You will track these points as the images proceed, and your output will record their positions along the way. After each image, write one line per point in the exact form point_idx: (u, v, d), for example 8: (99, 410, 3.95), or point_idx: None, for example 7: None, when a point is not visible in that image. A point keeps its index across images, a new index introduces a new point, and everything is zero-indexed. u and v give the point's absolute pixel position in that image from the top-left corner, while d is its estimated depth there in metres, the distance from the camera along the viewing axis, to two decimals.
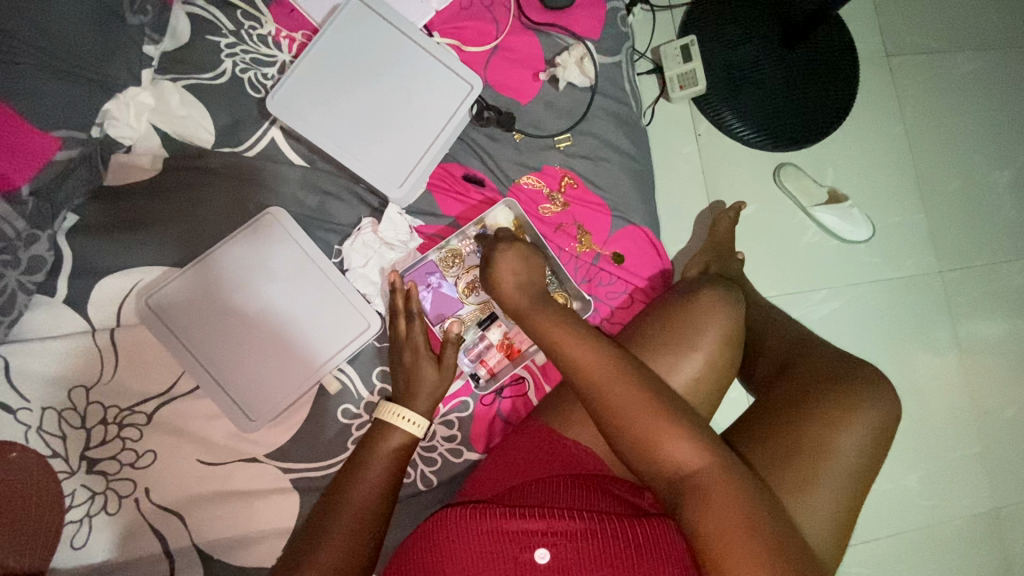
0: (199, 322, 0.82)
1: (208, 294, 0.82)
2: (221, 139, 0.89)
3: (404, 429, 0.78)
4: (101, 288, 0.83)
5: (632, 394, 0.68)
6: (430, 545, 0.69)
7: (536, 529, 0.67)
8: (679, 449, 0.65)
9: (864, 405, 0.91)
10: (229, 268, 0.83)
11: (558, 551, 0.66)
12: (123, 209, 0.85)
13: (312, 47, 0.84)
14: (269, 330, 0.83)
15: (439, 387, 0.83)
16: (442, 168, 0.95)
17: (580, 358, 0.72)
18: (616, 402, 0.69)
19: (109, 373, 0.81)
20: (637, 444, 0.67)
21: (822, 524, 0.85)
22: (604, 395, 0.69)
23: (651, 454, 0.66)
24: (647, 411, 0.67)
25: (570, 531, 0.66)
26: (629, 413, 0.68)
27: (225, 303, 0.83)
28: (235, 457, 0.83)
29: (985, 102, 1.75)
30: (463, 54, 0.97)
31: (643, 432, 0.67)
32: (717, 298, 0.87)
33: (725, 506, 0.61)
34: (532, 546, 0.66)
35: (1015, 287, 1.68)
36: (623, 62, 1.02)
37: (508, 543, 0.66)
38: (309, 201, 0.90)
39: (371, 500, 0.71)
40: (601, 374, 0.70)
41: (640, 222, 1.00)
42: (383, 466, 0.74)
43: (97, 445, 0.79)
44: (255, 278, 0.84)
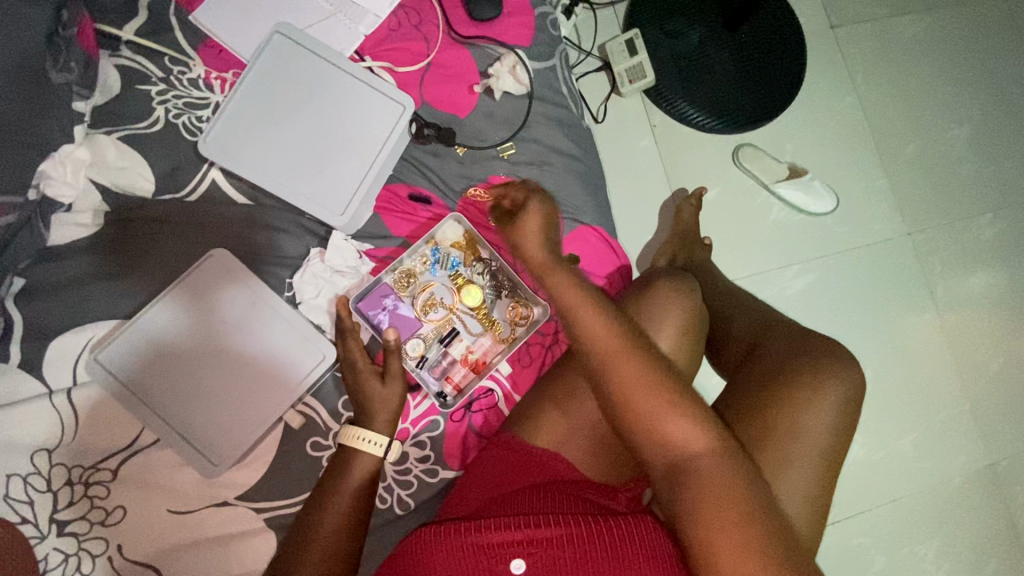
0: (167, 360, 0.82)
1: (160, 344, 0.82)
2: (162, 186, 0.89)
3: (367, 451, 0.76)
4: (54, 349, 0.82)
5: (643, 371, 0.65)
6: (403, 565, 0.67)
7: (513, 539, 0.65)
8: (681, 429, 0.64)
9: (832, 382, 0.91)
10: (198, 301, 0.84)
11: (533, 560, 0.64)
12: (68, 268, 0.84)
13: (240, 86, 0.84)
14: (232, 366, 0.83)
15: (398, 401, 0.81)
16: (387, 190, 0.95)
17: (587, 328, 0.68)
18: (621, 377, 0.66)
19: (70, 433, 0.80)
20: (641, 422, 0.65)
21: (798, 505, 0.85)
22: (615, 368, 0.66)
23: (649, 431, 0.64)
24: (655, 391, 0.65)
25: (545, 538, 0.65)
26: (637, 390, 0.65)
27: (183, 351, 0.82)
28: (206, 502, 0.82)
29: (934, 62, 1.76)
30: (396, 75, 0.96)
31: (647, 410, 0.64)
32: (671, 289, 0.88)
33: (720, 487, 0.61)
34: (508, 557, 0.64)
35: (985, 240, 1.69)
36: (557, 66, 1.03)
37: (482, 556, 0.64)
38: (256, 238, 0.89)
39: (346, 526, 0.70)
40: (614, 345, 0.67)
41: (593, 222, 1.01)
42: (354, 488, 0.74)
43: (65, 507, 0.78)
44: (221, 319, 0.84)
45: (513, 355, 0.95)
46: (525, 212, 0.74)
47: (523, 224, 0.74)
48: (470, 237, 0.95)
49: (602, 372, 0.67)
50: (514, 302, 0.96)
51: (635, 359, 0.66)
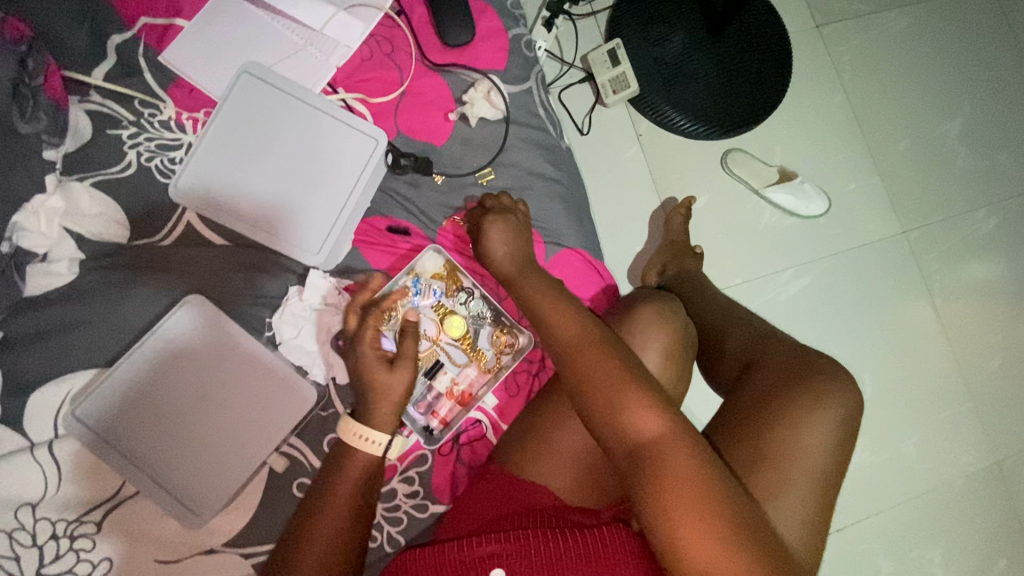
0: (184, 385, 0.83)
1: (134, 390, 0.81)
2: (138, 231, 0.88)
3: (365, 450, 0.73)
4: (34, 402, 0.81)
5: (603, 360, 0.68)
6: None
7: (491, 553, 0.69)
8: (640, 413, 0.63)
9: (829, 402, 0.89)
10: (215, 322, 0.85)
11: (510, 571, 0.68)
12: (43, 318, 0.83)
13: (210, 127, 0.84)
14: (244, 390, 0.85)
15: (402, 392, 0.76)
16: (365, 223, 0.94)
17: (554, 329, 0.73)
18: (582, 370, 0.68)
19: (54, 486, 0.79)
20: (601, 409, 0.65)
21: (798, 530, 0.83)
22: (578, 357, 0.69)
23: (607, 419, 0.64)
24: (614, 377, 0.66)
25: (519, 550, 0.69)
26: (597, 376, 0.66)
27: (157, 396, 0.82)
28: (193, 550, 0.81)
29: (922, 57, 1.74)
30: (370, 106, 0.95)
31: (606, 397, 0.65)
32: (656, 311, 0.87)
33: (679, 470, 0.59)
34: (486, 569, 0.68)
35: (981, 235, 1.67)
36: (533, 88, 1.02)
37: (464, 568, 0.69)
38: (234, 278, 0.88)
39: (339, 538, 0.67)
40: (579, 338, 0.71)
41: (575, 245, 1.00)
42: (347, 497, 0.70)
43: (51, 561, 0.78)
44: (195, 363, 0.84)
45: (500, 384, 0.94)
46: (486, 232, 0.86)
47: (489, 238, 0.85)
48: (449, 266, 0.94)
49: (566, 368, 0.70)
50: (498, 329, 0.96)
51: (601, 353, 0.68)
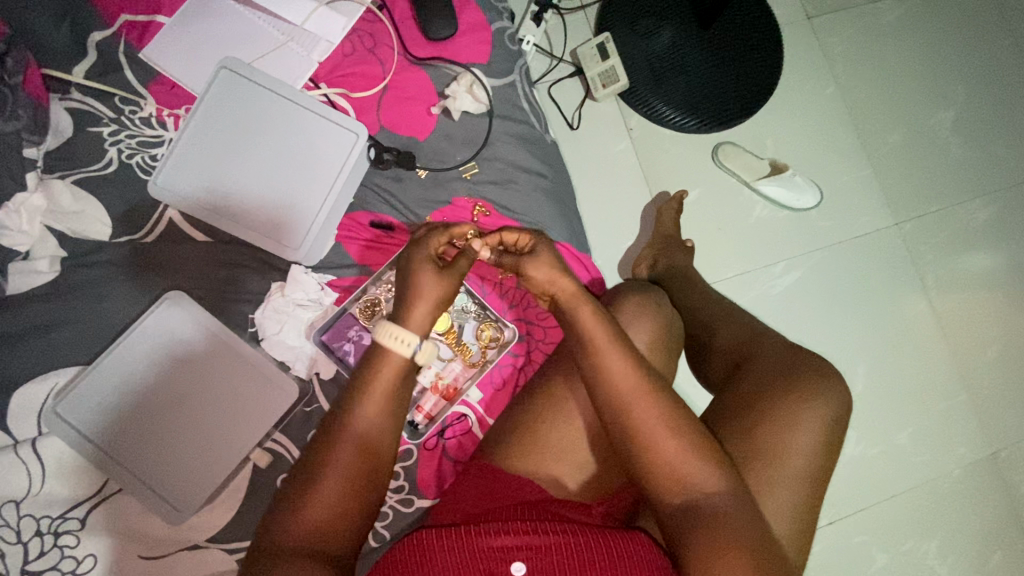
0: (171, 378, 0.84)
1: (117, 387, 0.82)
2: (119, 228, 0.88)
3: (396, 351, 0.64)
4: (16, 400, 0.81)
5: (660, 412, 0.66)
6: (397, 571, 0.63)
7: (513, 543, 0.65)
8: (698, 471, 0.65)
9: (818, 403, 0.89)
10: (200, 313, 0.85)
11: (533, 563, 0.64)
12: (24, 317, 0.83)
13: (189, 124, 0.85)
14: (227, 380, 0.85)
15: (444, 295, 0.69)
16: (348, 219, 0.93)
17: (611, 370, 0.68)
18: (647, 422, 0.66)
19: (38, 483, 0.79)
20: (654, 462, 0.66)
21: (785, 531, 0.83)
22: (633, 404, 0.67)
23: (669, 477, 0.65)
24: (672, 433, 0.66)
25: (543, 544, 0.65)
26: (653, 428, 0.66)
27: (139, 393, 0.82)
28: (178, 546, 0.81)
29: (914, 48, 1.73)
30: (351, 101, 0.95)
31: (675, 456, 0.65)
32: (640, 304, 0.86)
33: (742, 537, 0.62)
34: (508, 560, 0.64)
35: (975, 226, 1.66)
36: (516, 82, 1.02)
37: (479, 558, 0.63)
38: (216, 275, 0.88)
39: (341, 506, 0.59)
40: (633, 385, 0.67)
41: (561, 238, 0.99)
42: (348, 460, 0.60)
43: (36, 557, 0.78)
44: (175, 359, 0.84)
45: (484, 378, 0.94)
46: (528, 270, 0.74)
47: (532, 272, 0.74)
48: None
49: (627, 415, 0.67)
50: (483, 323, 0.96)
51: (658, 403, 0.67)
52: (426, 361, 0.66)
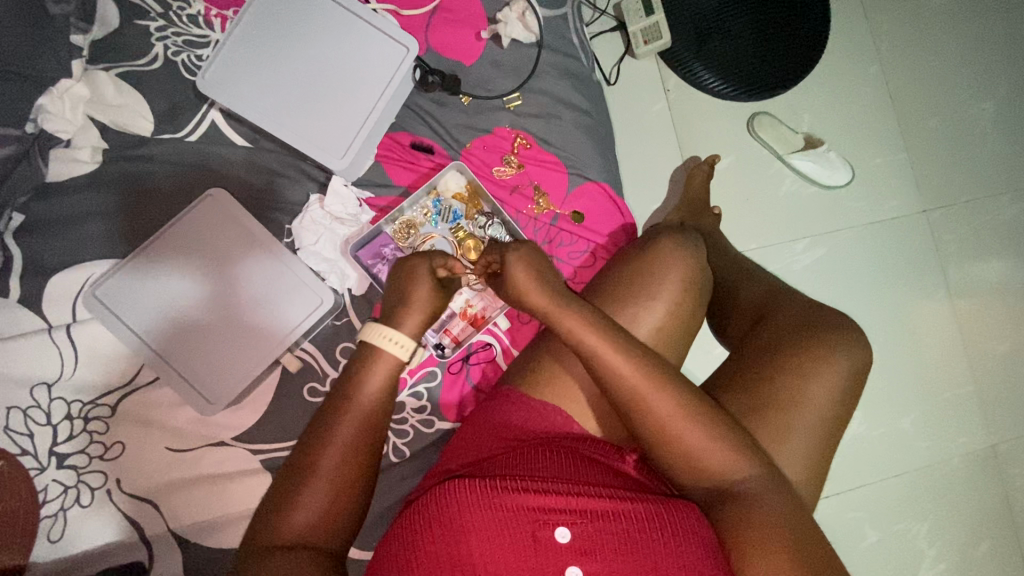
0: (162, 315, 0.82)
1: (156, 287, 0.82)
2: (161, 125, 0.87)
3: (390, 352, 0.66)
4: (53, 285, 0.82)
5: (673, 407, 0.66)
6: (446, 523, 0.61)
7: (557, 506, 0.62)
8: (718, 459, 0.65)
9: (838, 357, 0.90)
10: (192, 251, 0.83)
11: (579, 530, 0.61)
12: (62, 204, 0.83)
13: (240, 22, 0.83)
14: (258, 285, 0.85)
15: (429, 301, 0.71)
16: (389, 138, 0.93)
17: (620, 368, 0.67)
18: (661, 414, 0.66)
19: (70, 368, 0.81)
20: (672, 455, 0.66)
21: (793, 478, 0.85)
22: (642, 400, 0.66)
23: (690, 466, 0.66)
24: (688, 427, 0.65)
25: (591, 510, 0.62)
26: (668, 421, 0.65)
27: (175, 296, 0.83)
28: (205, 441, 0.83)
29: (964, 32, 1.68)
30: (401, 19, 0.94)
31: (697, 446, 0.65)
32: (674, 245, 0.86)
33: (775, 519, 0.62)
34: (552, 524, 0.61)
35: (1004, 219, 1.63)
36: (568, 15, 1.00)
37: (525, 519, 0.61)
38: (257, 181, 0.88)
39: (331, 508, 0.60)
40: (639, 385, 0.66)
41: (598, 178, 0.98)
42: (338, 462, 0.61)
43: (64, 440, 0.79)
44: (211, 265, 0.84)
45: (512, 309, 0.95)
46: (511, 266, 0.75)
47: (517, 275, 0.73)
48: (472, 188, 0.93)
49: (641, 411, 0.66)
50: None
51: (673, 397, 0.66)
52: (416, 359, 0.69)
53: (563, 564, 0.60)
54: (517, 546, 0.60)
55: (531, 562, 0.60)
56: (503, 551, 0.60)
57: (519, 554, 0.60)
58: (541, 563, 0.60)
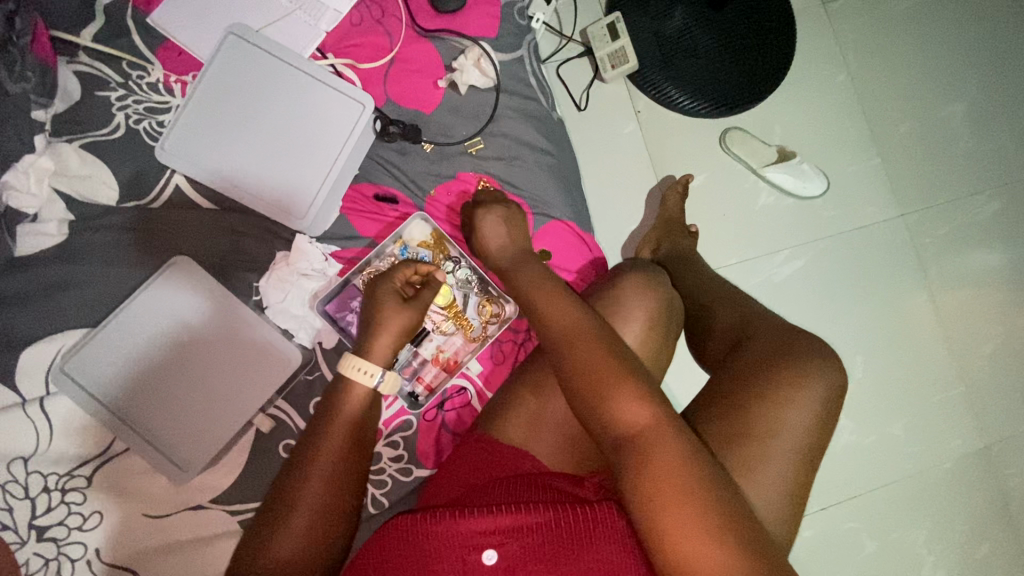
0: (153, 350, 0.85)
1: (123, 354, 0.84)
2: (126, 193, 0.88)
3: (360, 382, 0.70)
4: (26, 358, 0.82)
5: (590, 347, 0.67)
6: (380, 558, 0.62)
7: (483, 529, 0.62)
8: (631, 403, 0.63)
9: (812, 382, 0.90)
10: (165, 310, 0.85)
11: (506, 551, 0.61)
12: (30, 278, 0.84)
13: (196, 90, 0.85)
14: (223, 346, 0.87)
15: (405, 328, 0.74)
16: (353, 191, 0.94)
17: (550, 313, 0.72)
18: (577, 354, 0.67)
19: (46, 441, 0.81)
20: (587, 396, 0.65)
21: (772, 508, 0.85)
22: (567, 341, 0.68)
23: (598, 407, 0.63)
24: (603, 364, 0.65)
25: (517, 529, 0.62)
26: (586, 360, 0.66)
27: (141, 361, 0.84)
28: (181, 506, 0.84)
29: (931, 37, 1.69)
30: (358, 73, 0.95)
31: (610, 383, 0.64)
32: (639, 280, 0.87)
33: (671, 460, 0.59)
34: (479, 547, 0.61)
35: (982, 219, 1.64)
36: (524, 57, 1.02)
37: (453, 543, 0.61)
38: (222, 242, 0.89)
39: (312, 537, 0.62)
40: (566, 327, 0.70)
41: (563, 217, 0.99)
42: (320, 493, 0.63)
43: (43, 513, 0.80)
44: (177, 329, 0.86)
45: (484, 352, 0.96)
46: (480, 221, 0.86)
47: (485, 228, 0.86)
48: (437, 236, 0.94)
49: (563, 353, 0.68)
50: (483, 299, 0.96)
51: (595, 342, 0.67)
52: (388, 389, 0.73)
53: None
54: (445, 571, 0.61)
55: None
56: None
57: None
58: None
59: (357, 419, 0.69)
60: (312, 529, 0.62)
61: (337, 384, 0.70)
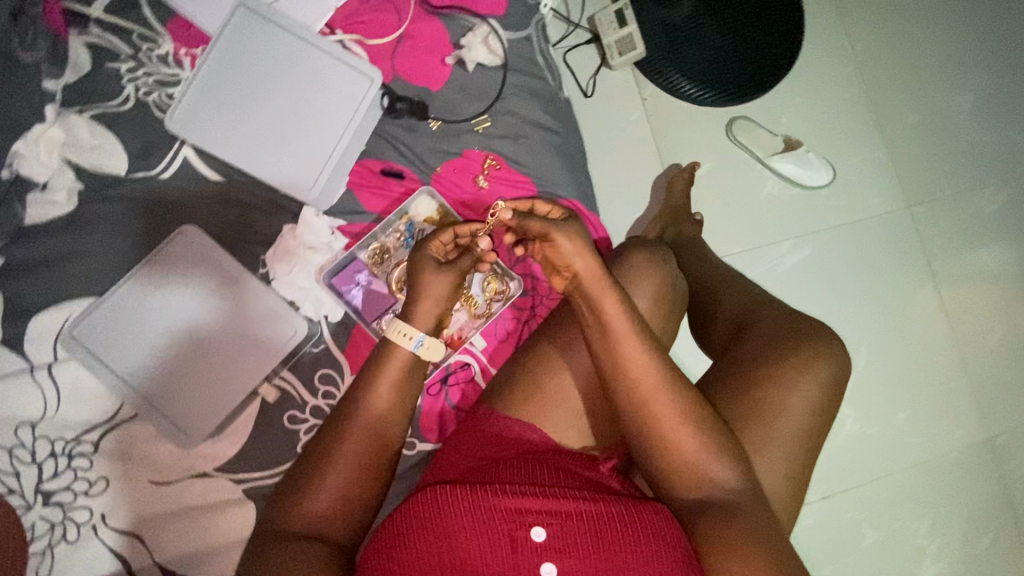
0: (173, 319, 0.86)
1: (131, 335, 0.84)
2: (134, 164, 0.89)
3: (404, 348, 0.69)
4: (35, 325, 0.83)
5: (675, 407, 0.67)
6: (420, 534, 0.62)
7: (530, 507, 0.63)
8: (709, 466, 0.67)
9: (816, 366, 0.90)
10: (172, 289, 0.86)
11: (554, 530, 0.62)
12: (40, 246, 0.85)
13: (206, 61, 0.86)
14: (228, 325, 0.87)
15: (442, 297, 0.73)
16: (360, 166, 0.94)
17: (636, 369, 0.67)
18: (666, 420, 0.66)
19: (53, 406, 0.82)
20: (666, 454, 0.67)
21: (774, 489, 0.84)
22: (649, 396, 0.67)
23: (679, 467, 0.67)
24: (686, 426, 0.66)
25: (564, 509, 0.63)
26: (669, 419, 0.66)
27: (149, 342, 0.85)
28: (187, 473, 0.84)
29: (940, 28, 1.69)
30: (366, 49, 0.95)
31: (693, 447, 0.66)
32: (646, 257, 0.87)
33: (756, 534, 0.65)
34: (527, 524, 0.62)
35: (988, 212, 1.63)
36: (532, 36, 1.02)
37: (501, 520, 0.62)
38: (230, 214, 0.90)
39: (341, 498, 0.64)
40: (648, 380, 0.67)
41: (569, 196, 0.98)
42: (351, 457, 0.65)
43: (50, 478, 0.80)
44: (183, 310, 0.86)
45: (489, 328, 0.97)
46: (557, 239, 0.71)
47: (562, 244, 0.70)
48: (442, 211, 0.94)
49: (645, 408, 0.67)
50: (489, 276, 0.97)
51: (679, 400, 0.67)
52: (430, 357, 0.71)
53: (537, 563, 0.61)
54: (495, 549, 0.61)
55: (508, 563, 0.61)
56: (479, 553, 0.61)
57: (496, 554, 0.61)
58: (518, 565, 0.61)
59: (389, 391, 0.68)
60: (341, 489, 0.64)
61: (375, 356, 0.70)
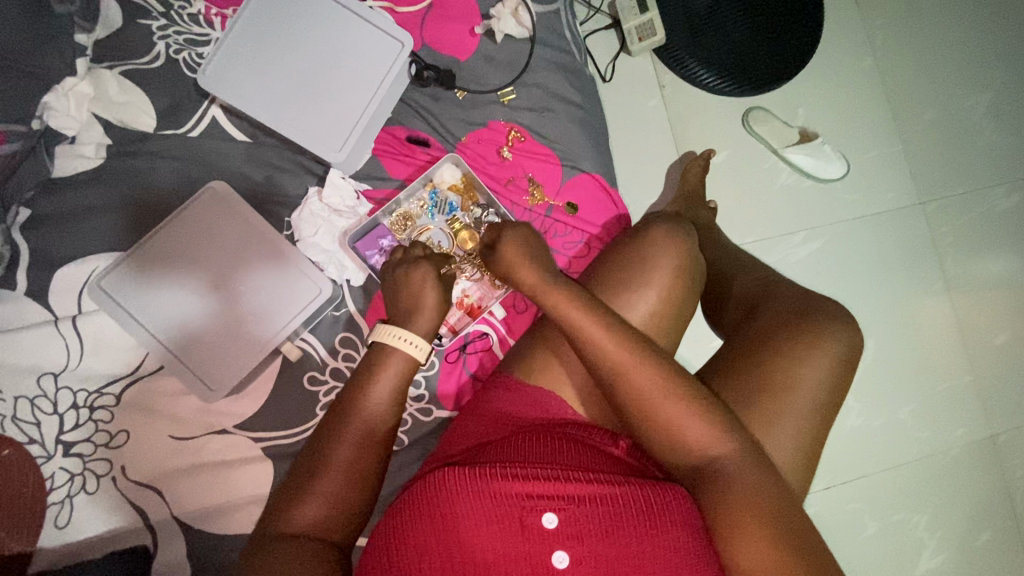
0: (178, 304, 0.84)
1: (136, 317, 0.83)
2: (163, 122, 0.90)
3: (406, 353, 0.69)
4: (59, 278, 0.84)
5: (650, 379, 0.66)
6: (434, 514, 0.62)
7: (543, 492, 0.62)
8: (697, 433, 0.64)
9: (828, 342, 0.90)
10: (178, 273, 0.85)
11: (568, 516, 0.61)
12: (67, 199, 0.85)
13: (241, 18, 0.86)
14: (234, 309, 0.86)
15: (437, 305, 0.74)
16: (386, 133, 0.95)
17: (602, 347, 0.67)
18: (643, 393, 0.66)
19: (76, 358, 0.82)
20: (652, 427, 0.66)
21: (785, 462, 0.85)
22: (621, 371, 0.67)
23: (667, 438, 0.65)
24: (664, 398, 0.65)
25: (578, 495, 0.62)
26: (645, 391, 0.65)
27: (154, 327, 0.84)
28: (207, 429, 0.85)
29: (959, 27, 1.68)
30: (396, 16, 0.96)
31: (675, 417, 0.64)
32: (666, 231, 0.87)
33: (755, 495, 0.61)
34: (539, 510, 0.61)
35: (1001, 211, 1.62)
36: (560, 10, 1.02)
37: (513, 505, 0.61)
38: (256, 175, 0.91)
39: (339, 499, 0.62)
40: (615, 356, 0.67)
41: (591, 170, 0.99)
42: (351, 457, 0.63)
43: (70, 429, 0.81)
44: (188, 295, 0.85)
45: (509, 298, 0.96)
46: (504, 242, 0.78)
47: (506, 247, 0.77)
48: (466, 180, 0.95)
49: (620, 384, 0.67)
50: None
51: (655, 371, 0.66)
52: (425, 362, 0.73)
53: (550, 548, 0.61)
54: (506, 533, 0.61)
55: (518, 549, 0.61)
56: (489, 536, 0.61)
57: (506, 539, 0.61)
58: (530, 551, 0.61)
59: (397, 387, 0.68)
60: (341, 490, 0.62)
61: (373, 358, 0.70)
